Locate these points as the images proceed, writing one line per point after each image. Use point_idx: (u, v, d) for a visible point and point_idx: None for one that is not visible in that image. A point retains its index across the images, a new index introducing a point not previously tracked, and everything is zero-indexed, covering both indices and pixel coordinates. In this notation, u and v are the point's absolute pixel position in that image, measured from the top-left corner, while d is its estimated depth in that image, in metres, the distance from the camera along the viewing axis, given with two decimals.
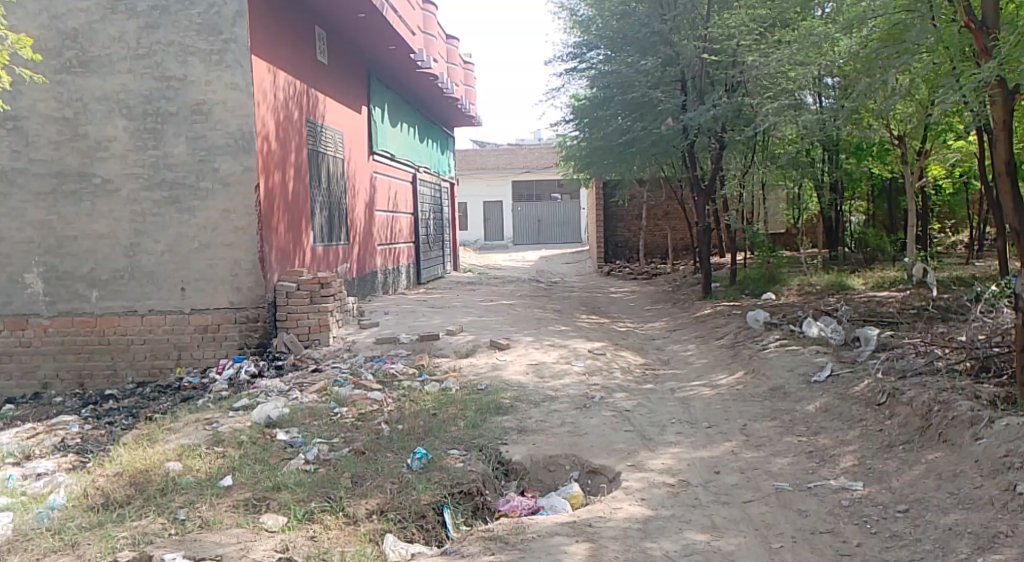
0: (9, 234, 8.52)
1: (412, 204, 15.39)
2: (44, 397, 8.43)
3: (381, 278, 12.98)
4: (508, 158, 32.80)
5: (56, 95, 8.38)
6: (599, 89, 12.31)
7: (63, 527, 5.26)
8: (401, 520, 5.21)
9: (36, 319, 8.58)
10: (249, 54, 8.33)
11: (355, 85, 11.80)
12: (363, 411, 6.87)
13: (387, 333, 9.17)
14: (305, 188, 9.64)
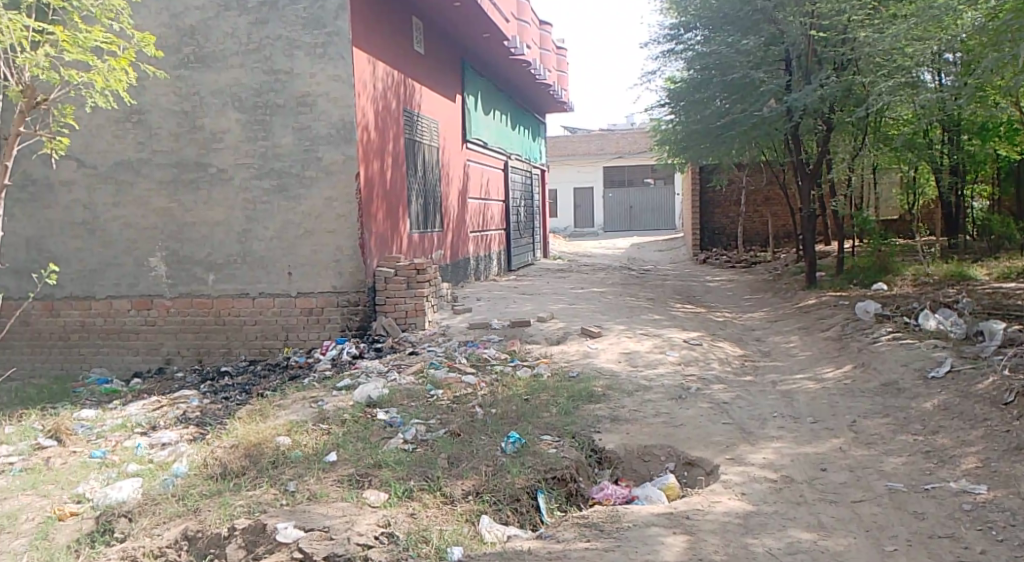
0: (134, 221, 9.08)
1: (504, 192, 15.56)
2: (165, 372, 8.97)
3: (473, 265, 13.19)
4: (600, 143, 32.49)
5: (176, 89, 8.86)
6: (697, 71, 12.20)
7: (186, 494, 5.63)
8: (496, 503, 5.36)
9: (159, 300, 9.12)
10: (351, 46, 8.61)
11: (450, 74, 12.00)
12: (458, 394, 7.03)
13: (480, 319, 9.37)
14: (401, 177, 9.90)
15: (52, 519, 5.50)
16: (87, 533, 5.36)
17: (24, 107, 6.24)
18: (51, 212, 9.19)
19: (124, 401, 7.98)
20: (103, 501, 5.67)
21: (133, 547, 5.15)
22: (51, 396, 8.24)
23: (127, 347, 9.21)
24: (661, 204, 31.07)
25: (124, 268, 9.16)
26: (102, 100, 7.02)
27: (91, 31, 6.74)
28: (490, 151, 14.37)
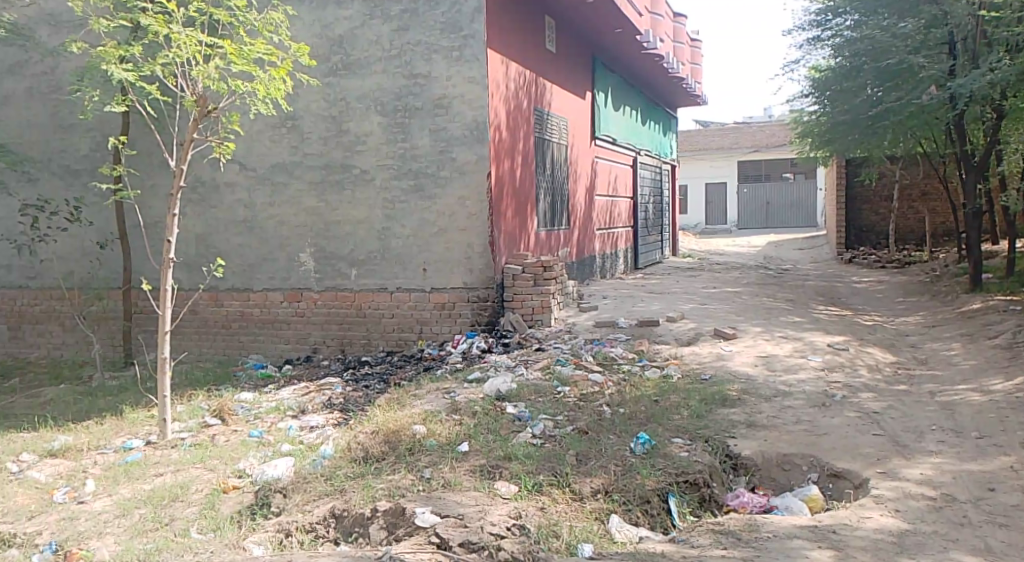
0: (286, 220, 9.73)
1: (632, 189, 15.60)
2: (312, 360, 9.57)
3: (599, 262, 13.31)
4: (734, 137, 31.88)
5: (325, 95, 9.43)
6: (847, 58, 12.04)
7: (333, 474, 6.07)
8: (626, 503, 5.48)
9: (307, 294, 9.74)
10: (486, 48, 8.91)
11: (580, 71, 12.16)
12: (585, 392, 7.20)
13: (607, 317, 9.52)
14: (530, 175, 10.14)
15: (217, 491, 6.04)
16: (248, 506, 5.84)
17: (197, 115, 6.95)
18: (215, 211, 9.97)
19: (278, 386, 8.59)
20: (261, 477, 6.18)
21: (287, 522, 5.55)
22: (214, 379, 8.97)
23: (279, 336, 9.89)
24: (799, 200, 30.03)
25: (278, 263, 9.83)
26: (263, 107, 7.60)
27: (254, 43, 7.30)
28: (619, 147, 14.44)
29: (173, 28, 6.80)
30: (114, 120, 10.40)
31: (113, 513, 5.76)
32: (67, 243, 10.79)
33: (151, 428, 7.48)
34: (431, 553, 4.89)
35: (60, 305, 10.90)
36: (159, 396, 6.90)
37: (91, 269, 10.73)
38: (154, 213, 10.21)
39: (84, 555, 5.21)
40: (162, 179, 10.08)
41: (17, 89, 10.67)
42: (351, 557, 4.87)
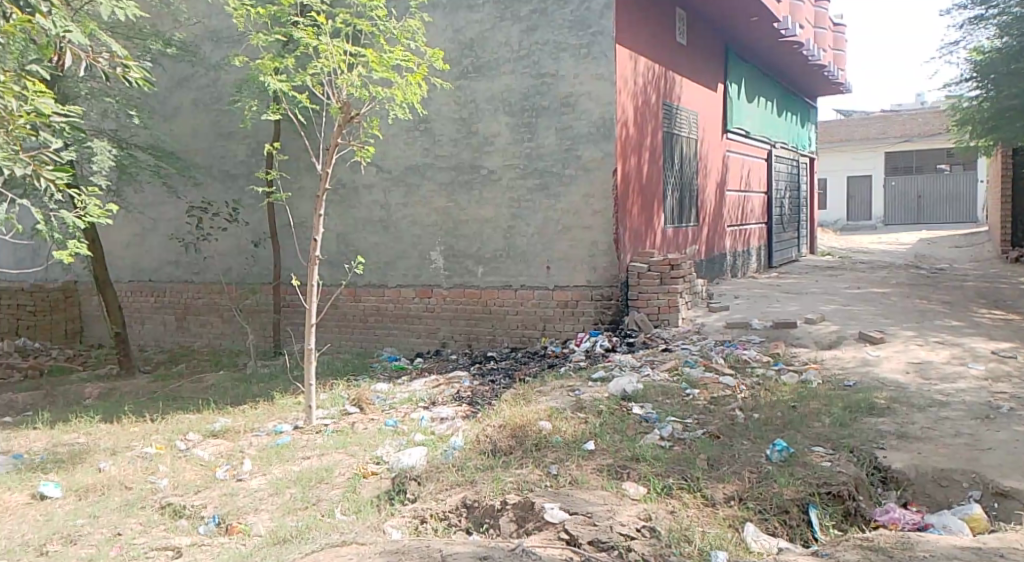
0: (419, 219, 10.13)
1: (766, 183, 15.32)
2: (442, 354, 9.92)
3: (730, 260, 13.17)
4: (881, 126, 30.21)
5: (456, 98, 9.74)
6: (1017, 37, 11.39)
7: (464, 465, 6.36)
8: (762, 512, 5.43)
9: (437, 290, 10.10)
10: (614, 44, 8.96)
11: (712, 65, 12.04)
12: (716, 395, 7.19)
13: (740, 318, 9.42)
14: (658, 171, 10.13)
15: (358, 475, 6.45)
16: (386, 491, 6.21)
17: (342, 121, 7.64)
18: (354, 211, 10.49)
19: (410, 378, 9.00)
20: (397, 464, 6.54)
21: (421, 508, 5.88)
22: (352, 369, 9.48)
23: (411, 330, 10.30)
24: (956, 192, 28.69)
25: (411, 260, 10.25)
26: (402, 112, 7.99)
27: (392, 51, 7.70)
28: (753, 140, 14.20)
29: (321, 40, 7.50)
30: (265, 126, 11.11)
31: (267, 491, 6.26)
32: (226, 241, 11.67)
33: (300, 413, 7.99)
34: (561, 548, 5.07)
35: (219, 299, 11.76)
36: (307, 384, 7.43)
37: (246, 264, 11.56)
38: (301, 213, 10.89)
39: (243, 530, 5.70)
40: (309, 181, 10.75)
41: (183, 101, 11.61)
42: (485, 547, 5.12)
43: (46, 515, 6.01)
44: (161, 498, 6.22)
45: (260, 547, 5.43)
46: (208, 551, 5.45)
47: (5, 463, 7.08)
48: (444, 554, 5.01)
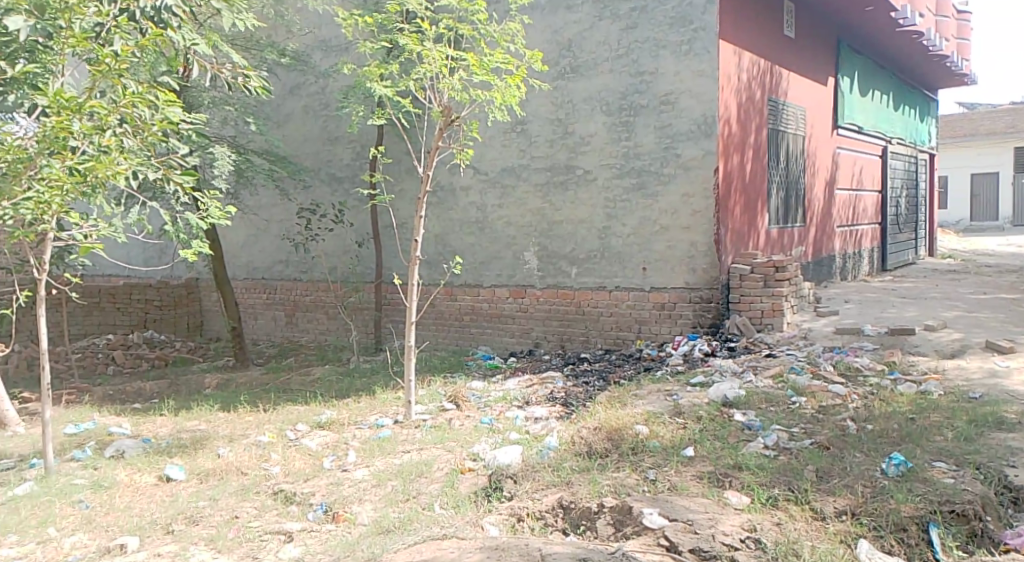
0: (514, 219, 10.22)
1: (879, 182, 14.86)
2: (535, 354, 9.95)
3: (839, 263, 12.84)
4: (1010, 121, 29.02)
5: (554, 98, 9.79)
6: None
7: (560, 466, 6.40)
8: (876, 528, 5.24)
9: (531, 290, 10.17)
10: (717, 39, 8.78)
11: (822, 59, 11.74)
12: (824, 404, 7.00)
13: (851, 324, 9.13)
14: (763, 169, 9.93)
15: (456, 471, 6.57)
16: (483, 487, 6.30)
17: (443, 124, 7.86)
18: (452, 212, 10.69)
19: (504, 377, 9.12)
20: (494, 462, 6.63)
21: (518, 507, 5.93)
22: (449, 367, 9.67)
23: (504, 329, 10.39)
24: None
25: (505, 260, 10.35)
26: (501, 114, 8.12)
27: (493, 54, 7.83)
28: (865, 136, 13.77)
29: (425, 46, 7.74)
30: (370, 132, 11.66)
31: (371, 482, 6.46)
32: (333, 242, 12.30)
33: (399, 408, 8.32)
34: (661, 554, 5.08)
35: (325, 297, 12.45)
36: (406, 378, 7.72)
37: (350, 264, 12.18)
38: (403, 214, 11.48)
39: (349, 518, 5.90)
40: (410, 184, 11.33)
41: (296, 108, 12.35)
42: (584, 548, 5.13)
43: (169, 497, 6.34)
44: (274, 484, 6.49)
45: (365, 536, 5.61)
46: (317, 537, 5.68)
47: (136, 445, 7.48)
48: (544, 553, 5.05)
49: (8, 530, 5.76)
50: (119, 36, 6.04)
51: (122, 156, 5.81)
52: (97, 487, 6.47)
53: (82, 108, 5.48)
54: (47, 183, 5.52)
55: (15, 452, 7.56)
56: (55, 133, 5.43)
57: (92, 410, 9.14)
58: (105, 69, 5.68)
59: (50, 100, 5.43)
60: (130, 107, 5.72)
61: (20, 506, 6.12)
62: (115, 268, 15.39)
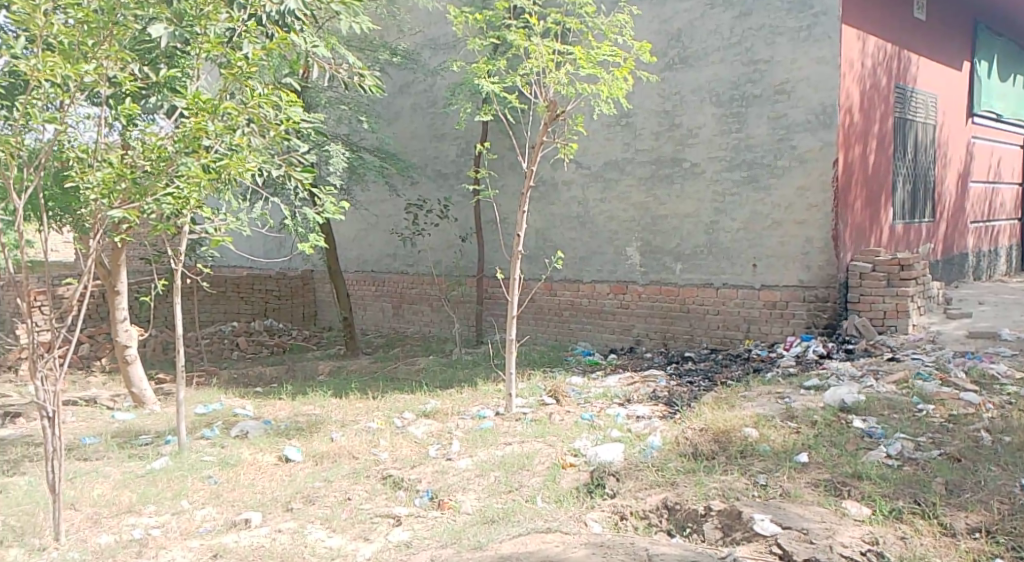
0: (617, 214, 10.07)
1: (1018, 174, 14.01)
2: (636, 351, 9.80)
3: (972, 260, 12.20)
4: None
5: (661, 90, 9.58)
6: None
7: (664, 466, 6.24)
8: (1015, 549, 4.91)
9: (633, 286, 10.00)
10: (839, 23, 8.37)
11: (956, 42, 11.12)
12: (955, 413, 6.61)
13: (984, 328, 8.61)
14: (888, 161, 9.49)
15: (557, 465, 6.49)
16: (585, 483, 6.20)
17: (547, 119, 7.93)
18: (553, 207, 10.70)
19: (604, 373, 9.02)
20: (596, 458, 6.52)
21: (621, 505, 5.81)
22: (548, 362, 9.64)
23: (605, 326, 10.28)
24: None
25: (607, 256, 10.23)
26: (607, 107, 7.90)
27: (600, 46, 7.66)
28: (1002, 125, 12.99)
29: (532, 41, 7.78)
30: (477, 126, 11.78)
31: (474, 472, 6.46)
32: (437, 237, 12.67)
33: (500, 400, 8.44)
34: None
35: (429, 289, 12.75)
36: (507, 372, 7.74)
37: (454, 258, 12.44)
38: (506, 210, 11.63)
39: (454, 506, 5.91)
40: (513, 179, 11.49)
41: (404, 106, 12.78)
42: (693, 551, 4.98)
43: (289, 476, 6.48)
44: (383, 469, 6.58)
45: (471, 524, 5.61)
46: (424, 523, 5.71)
47: (258, 426, 7.75)
48: (651, 553, 4.91)
49: (146, 500, 5.94)
50: (248, 43, 6.10)
51: (251, 155, 5.92)
52: (224, 464, 6.68)
53: (217, 110, 5.63)
54: (184, 180, 5.58)
55: (152, 428, 7.89)
56: (192, 134, 5.49)
57: (220, 392, 9.56)
58: (237, 72, 5.83)
59: (188, 103, 5.60)
60: (257, 109, 5.86)
61: (156, 479, 6.36)
62: (239, 260, 16.28)
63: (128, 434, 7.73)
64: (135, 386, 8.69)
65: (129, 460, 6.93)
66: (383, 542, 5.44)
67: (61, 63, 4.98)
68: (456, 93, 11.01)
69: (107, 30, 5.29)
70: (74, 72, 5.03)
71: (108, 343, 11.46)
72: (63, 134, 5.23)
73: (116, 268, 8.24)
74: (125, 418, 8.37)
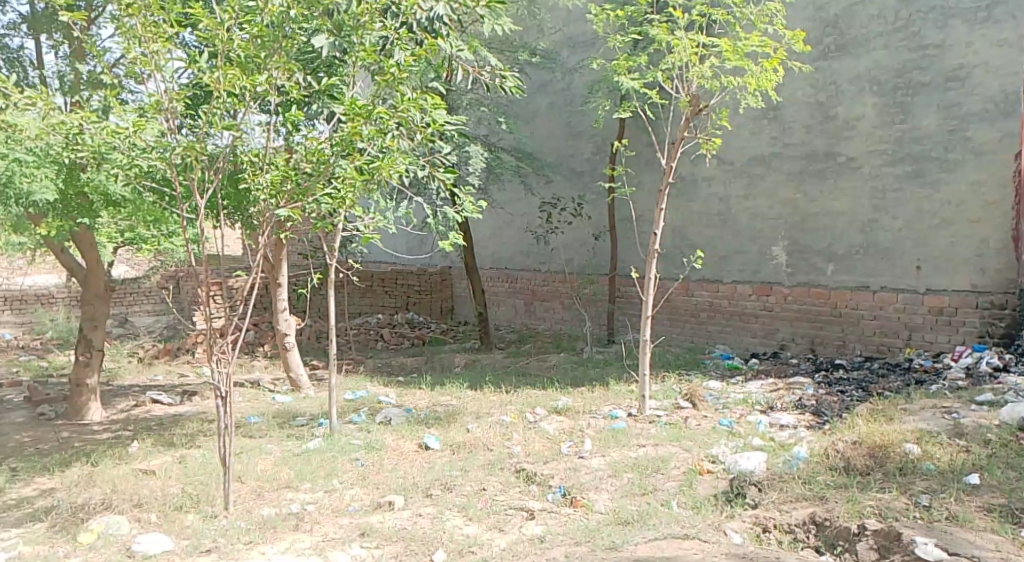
0: (763, 211, 9.68)
1: None
2: (781, 357, 9.35)
3: None
4: None
5: (815, 80, 9.10)
6: None
7: (812, 479, 5.87)
8: None
9: (778, 288, 9.58)
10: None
11: None
12: None
13: None
14: None
15: (693, 471, 6.23)
16: (724, 491, 5.90)
17: (689, 114, 7.70)
18: (694, 203, 10.41)
19: (745, 378, 8.66)
20: (736, 466, 6.23)
21: (764, 516, 5.49)
22: (684, 365, 9.35)
23: (747, 329, 9.89)
24: None
25: (750, 255, 9.87)
26: (756, 101, 7.50)
27: (748, 37, 7.32)
28: None
29: (674, 35, 7.53)
30: (614, 123, 11.61)
31: (606, 472, 6.28)
32: (571, 234, 12.55)
33: (632, 401, 8.22)
34: None
35: (561, 287, 12.67)
36: (640, 373, 7.54)
37: (587, 255, 12.28)
38: (644, 206, 11.37)
39: (587, 504, 5.76)
40: (651, 175, 11.23)
41: (542, 104, 12.78)
42: None
43: (428, 464, 6.50)
44: (517, 462, 6.49)
45: (604, 524, 5.44)
46: (556, 519, 5.58)
47: (400, 414, 7.85)
48: None
49: (302, 478, 6.09)
50: (399, 50, 6.17)
51: (402, 159, 5.93)
52: (371, 448, 6.78)
53: (371, 114, 5.65)
54: (342, 181, 5.73)
55: (307, 410, 8.13)
56: (348, 137, 5.60)
57: (365, 379, 9.79)
58: (390, 78, 5.95)
59: (345, 107, 5.64)
60: (406, 113, 5.82)
61: (311, 458, 6.52)
62: (382, 254, 16.80)
63: (287, 415, 8.00)
64: (293, 370, 8.97)
65: (288, 439, 7.15)
66: (518, 535, 5.34)
67: (239, 75, 5.27)
68: (595, 90, 10.91)
69: (277, 44, 5.46)
70: (250, 83, 5.31)
71: (270, 331, 12.01)
72: (238, 139, 5.53)
73: (279, 262, 8.58)
74: (284, 400, 8.66)
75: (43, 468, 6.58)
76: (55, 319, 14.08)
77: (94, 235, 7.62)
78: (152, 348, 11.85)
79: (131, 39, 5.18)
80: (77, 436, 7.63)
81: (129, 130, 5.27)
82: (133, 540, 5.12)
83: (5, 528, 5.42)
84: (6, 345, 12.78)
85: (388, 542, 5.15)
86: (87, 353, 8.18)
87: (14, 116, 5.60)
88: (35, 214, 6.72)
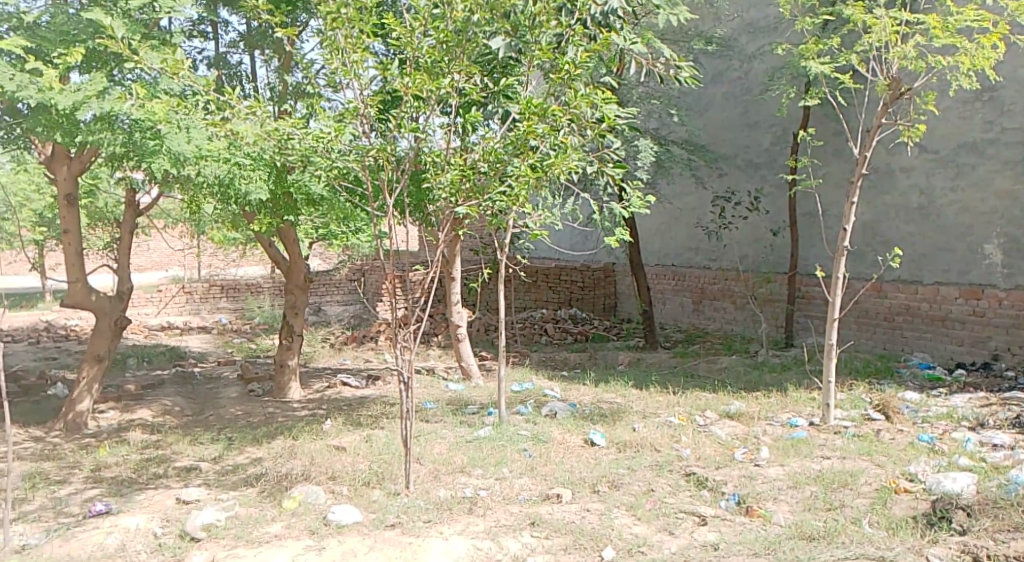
0: (974, 205, 8.76)
1: None
2: (993, 368, 8.43)
3: None
4: None
5: None
6: None
7: None
8: None
9: (991, 291, 8.63)
10: None
11: None
12: None
13: None
14: None
15: (888, 489, 5.59)
16: (924, 513, 5.25)
17: (888, 99, 6.94)
18: (891, 197, 9.60)
19: (948, 391, 7.83)
20: (938, 487, 5.47)
21: (975, 545, 4.84)
22: (877, 372, 8.61)
23: (952, 336, 8.99)
24: None
25: (957, 254, 8.97)
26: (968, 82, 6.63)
27: (961, 11, 6.50)
28: None
29: (873, 14, 6.85)
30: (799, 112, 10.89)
31: (787, 483, 5.78)
32: (746, 230, 11.93)
33: (815, 410, 7.61)
34: None
35: (734, 286, 12.06)
36: (825, 379, 6.95)
37: (766, 252, 11.63)
38: (832, 203, 10.59)
39: (764, 515, 5.28)
40: (841, 168, 10.44)
41: (716, 95, 12.20)
42: None
43: (595, 460, 6.21)
44: (687, 466, 6.09)
45: (787, 537, 4.96)
46: (731, 527, 5.14)
47: (565, 408, 7.60)
48: None
49: (474, 464, 5.98)
50: (574, 47, 5.74)
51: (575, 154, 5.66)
52: (538, 440, 6.57)
53: (546, 113, 5.37)
54: (516, 179, 5.54)
55: (478, 399, 8.06)
56: (522, 136, 5.38)
57: (533, 372, 9.66)
58: (564, 75, 5.62)
59: (522, 106, 5.37)
60: (579, 109, 5.46)
61: (482, 445, 6.40)
62: (546, 252, 16.70)
63: (458, 402, 7.96)
64: (464, 360, 8.93)
65: (460, 426, 7.08)
66: (690, 540, 4.95)
67: (426, 80, 5.14)
68: (779, 77, 10.24)
69: (460, 47, 5.41)
70: (437, 88, 5.17)
71: (445, 322, 12.16)
72: (423, 142, 5.40)
73: (453, 257, 8.55)
74: (456, 388, 8.65)
75: (253, 439, 6.81)
76: (262, 306, 14.89)
77: (297, 231, 7.83)
78: (342, 334, 12.28)
79: (332, 51, 5.20)
80: (279, 412, 7.88)
81: (330, 135, 5.25)
82: (328, 510, 5.15)
83: (223, 490, 5.61)
84: (220, 328, 13.58)
85: (557, 534, 4.91)
86: (288, 337, 8.41)
87: (237, 125, 5.57)
88: (248, 209, 7.01)
